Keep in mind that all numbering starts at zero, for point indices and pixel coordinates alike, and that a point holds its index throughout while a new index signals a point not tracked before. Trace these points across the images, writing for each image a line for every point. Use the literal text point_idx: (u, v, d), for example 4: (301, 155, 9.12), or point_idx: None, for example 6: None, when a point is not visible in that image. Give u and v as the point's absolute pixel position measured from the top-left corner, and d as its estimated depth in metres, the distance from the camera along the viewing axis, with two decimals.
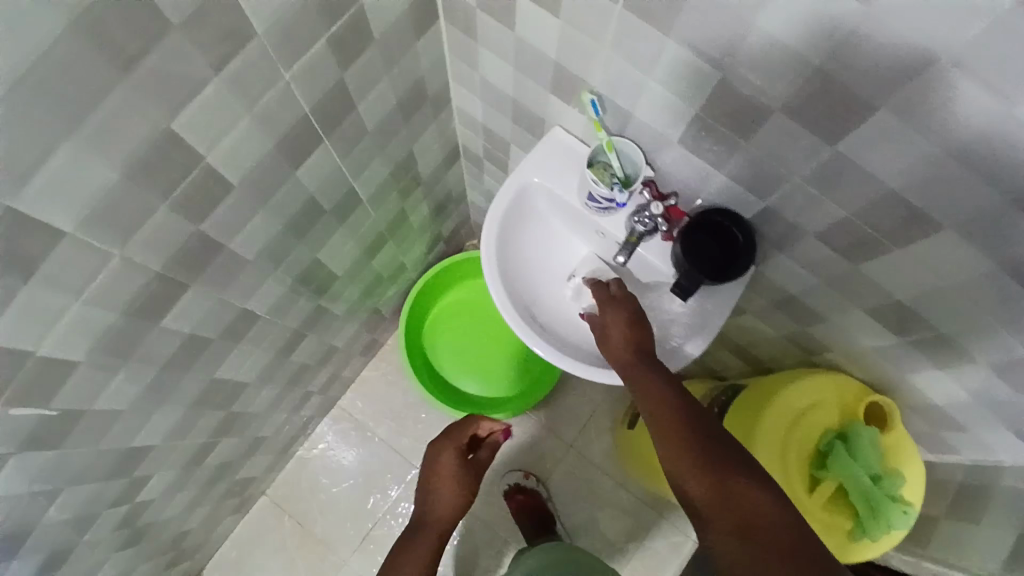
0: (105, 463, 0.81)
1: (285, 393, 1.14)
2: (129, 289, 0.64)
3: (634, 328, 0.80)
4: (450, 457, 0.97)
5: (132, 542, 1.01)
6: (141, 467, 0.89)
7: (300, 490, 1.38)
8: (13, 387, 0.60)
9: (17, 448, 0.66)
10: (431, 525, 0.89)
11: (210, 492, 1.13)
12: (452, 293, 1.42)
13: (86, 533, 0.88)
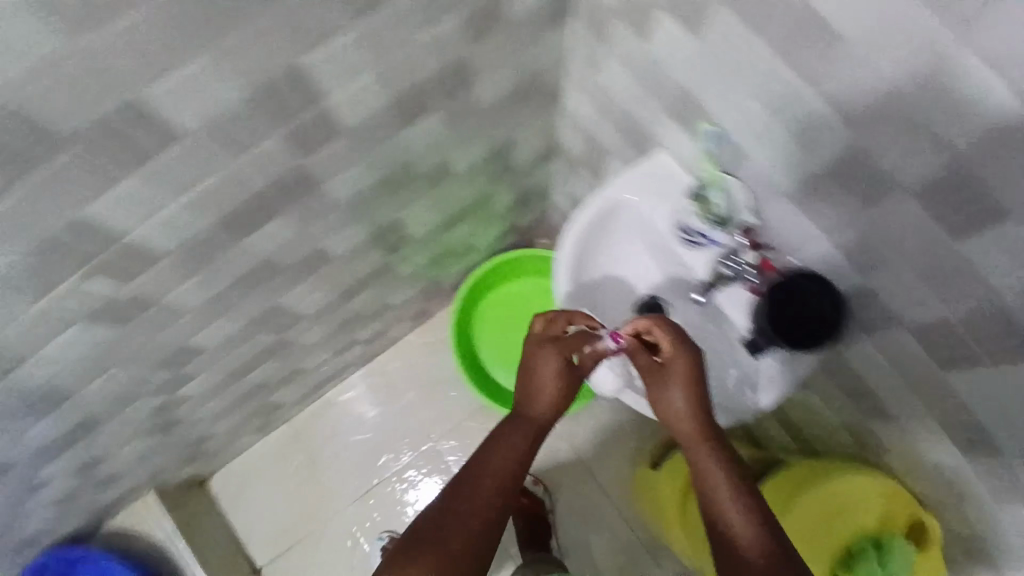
0: (157, 355, 0.85)
1: (331, 335, 1.16)
2: (228, 198, 0.67)
3: (698, 389, 0.76)
4: (553, 358, 0.80)
5: (159, 432, 1.06)
6: (190, 365, 0.92)
7: (319, 430, 1.41)
8: (103, 257, 0.63)
9: (90, 313, 0.69)
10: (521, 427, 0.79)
11: (242, 406, 1.17)
12: (513, 283, 1.41)
13: (125, 410, 0.93)
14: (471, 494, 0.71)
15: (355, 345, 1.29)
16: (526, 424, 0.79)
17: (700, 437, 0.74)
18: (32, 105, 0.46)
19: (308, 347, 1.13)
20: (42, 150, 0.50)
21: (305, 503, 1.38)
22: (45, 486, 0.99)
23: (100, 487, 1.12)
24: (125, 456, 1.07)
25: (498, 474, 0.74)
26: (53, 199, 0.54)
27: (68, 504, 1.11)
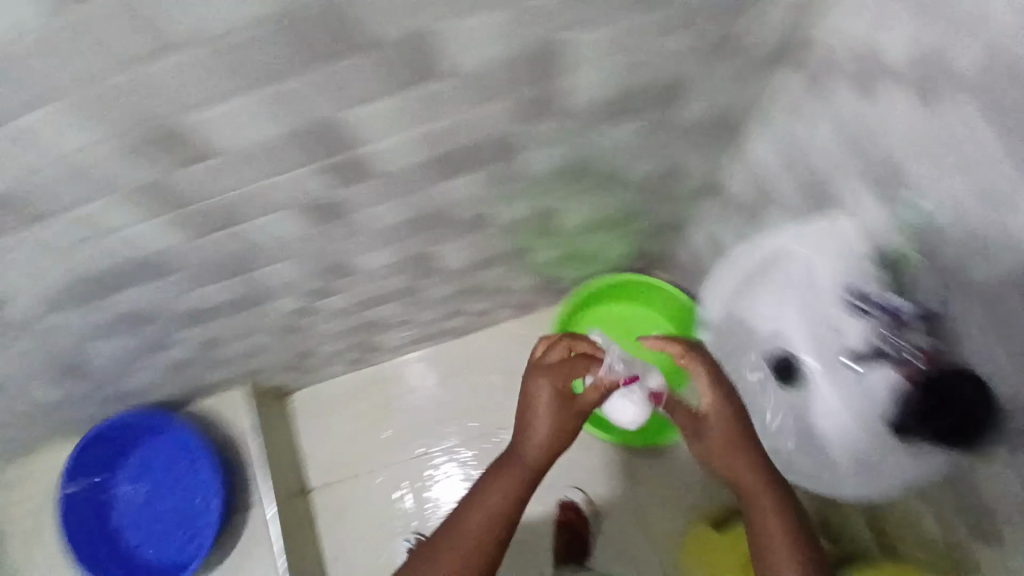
0: (318, 265, 0.91)
1: (448, 299, 1.21)
2: (446, 143, 0.71)
3: (732, 429, 0.81)
4: (545, 390, 0.87)
5: (275, 338, 1.13)
6: (339, 283, 0.99)
7: (402, 381, 1.47)
8: (333, 161, 0.67)
9: (298, 207, 0.74)
10: (520, 455, 0.85)
11: (352, 335, 1.23)
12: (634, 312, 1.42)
13: (264, 305, 0.97)
14: (485, 507, 0.82)
15: (460, 316, 1.33)
16: (521, 459, 0.85)
17: (738, 464, 0.79)
18: (353, 14, 0.49)
19: (425, 302, 1.18)
20: (332, 56, 0.52)
21: (367, 445, 1.44)
22: (167, 355, 1.07)
23: (203, 372, 1.19)
24: (244, 348, 1.15)
25: (511, 489, 0.83)
26: (317, 101, 0.57)
27: (174, 378, 1.18)
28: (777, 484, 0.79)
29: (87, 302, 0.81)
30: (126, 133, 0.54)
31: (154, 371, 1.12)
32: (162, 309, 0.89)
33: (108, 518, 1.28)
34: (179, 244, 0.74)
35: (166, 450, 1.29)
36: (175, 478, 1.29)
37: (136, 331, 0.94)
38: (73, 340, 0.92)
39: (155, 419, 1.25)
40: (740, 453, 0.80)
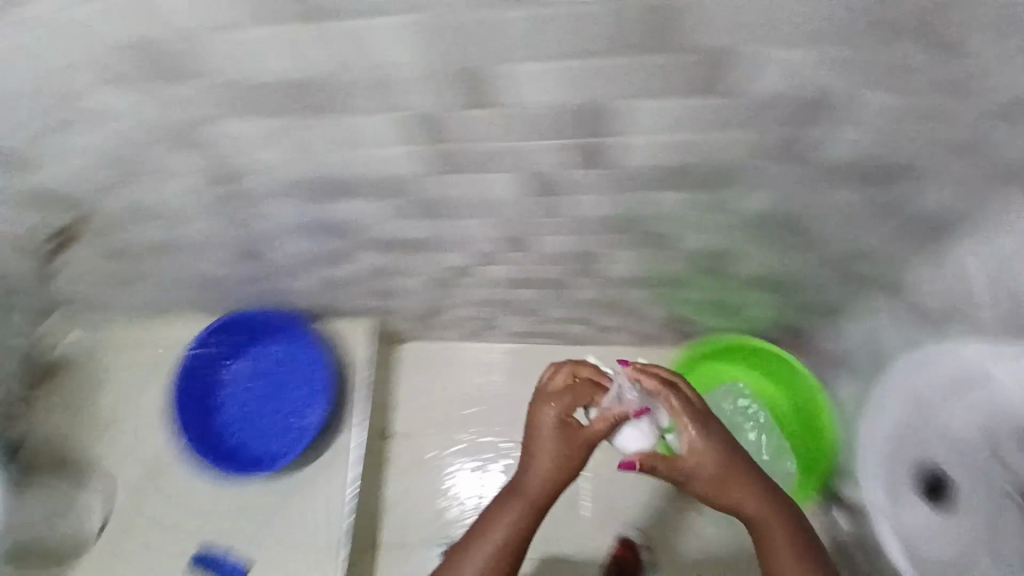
0: (499, 236, 0.95)
1: (581, 305, 1.23)
2: (679, 159, 0.73)
3: (726, 454, 0.84)
4: (551, 418, 0.87)
5: (417, 285, 1.18)
6: (505, 259, 1.03)
7: (502, 369, 1.50)
8: (584, 144, 0.70)
9: (526, 175, 0.77)
10: (522, 489, 0.85)
11: (482, 309, 1.28)
12: (793, 403, 1.32)
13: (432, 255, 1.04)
14: (504, 527, 0.83)
15: (581, 325, 1.34)
16: (528, 488, 0.85)
17: (736, 483, 0.84)
18: (684, 11, 0.53)
19: (560, 301, 1.21)
20: (647, 49, 0.56)
21: (452, 415, 1.49)
22: (325, 268, 1.14)
23: (343, 294, 1.27)
24: (388, 289, 1.22)
25: (526, 512, 0.84)
26: (608, 83, 0.61)
27: (315, 290, 1.26)
28: (768, 493, 0.85)
29: (297, 197, 0.88)
30: (440, 62, 0.58)
31: (306, 278, 1.20)
32: (348, 227, 0.95)
33: (206, 400, 1.33)
34: (403, 173, 0.78)
35: (280, 353, 1.36)
36: (281, 381, 1.36)
37: (319, 240, 1.02)
38: (262, 229, 1.00)
39: (284, 319, 1.33)
40: (737, 475, 0.84)
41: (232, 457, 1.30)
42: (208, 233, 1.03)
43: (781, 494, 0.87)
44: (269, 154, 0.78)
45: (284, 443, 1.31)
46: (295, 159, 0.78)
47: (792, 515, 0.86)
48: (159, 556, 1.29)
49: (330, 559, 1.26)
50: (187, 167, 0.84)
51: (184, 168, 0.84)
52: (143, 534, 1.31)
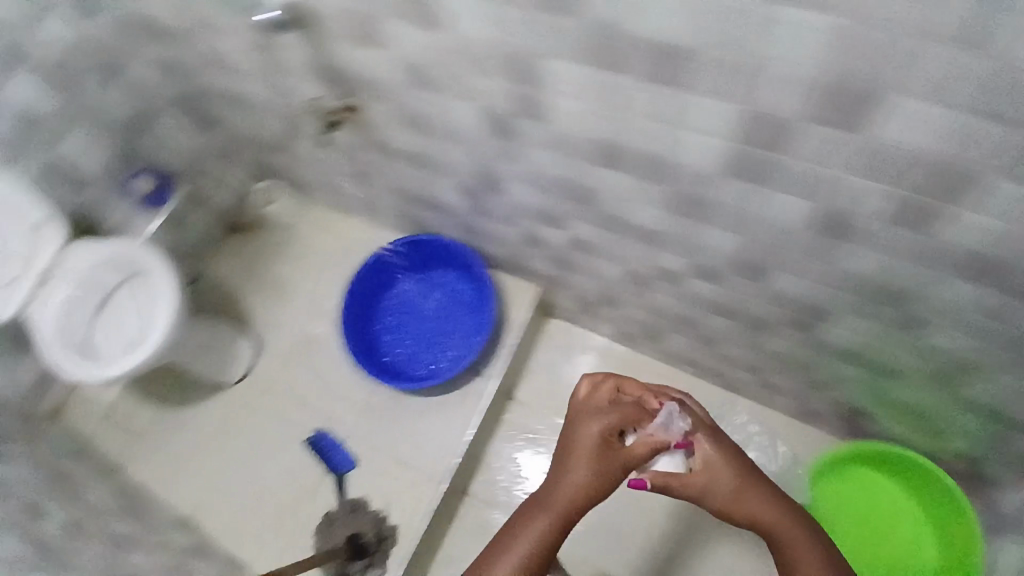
0: (728, 254, 0.90)
1: (763, 355, 1.15)
2: (1001, 246, 0.65)
3: (738, 472, 0.92)
4: (590, 434, 0.91)
5: (608, 272, 1.15)
6: (715, 278, 0.98)
7: (634, 379, 1.45)
8: (903, 199, 0.65)
9: (813, 208, 0.72)
10: (555, 500, 0.90)
11: (651, 315, 1.23)
12: (943, 552, 1.17)
13: (643, 247, 1.01)
14: (539, 530, 0.89)
15: (746, 373, 1.26)
16: (562, 497, 0.89)
17: (749, 491, 0.92)
18: None
19: (746, 343, 1.13)
20: None
21: None
22: (528, 224, 1.14)
23: (527, 249, 1.26)
24: (571, 260, 1.19)
25: (561, 518, 0.89)
26: (991, 147, 0.55)
27: (503, 236, 1.26)
28: (780, 504, 0.93)
29: (555, 155, 0.87)
30: (830, 69, 0.55)
31: (502, 225, 1.21)
32: (583, 191, 0.94)
33: (376, 300, 1.41)
34: (687, 165, 0.75)
35: (455, 291, 1.41)
36: (444, 314, 1.40)
37: (541, 194, 1.02)
38: (497, 170, 1.01)
39: (474, 266, 1.36)
40: (749, 486, 0.92)
41: (376, 359, 1.37)
42: (443, 157, 1.06)
43: (793, 507, 0.94)
44: (559, 107, 0.77)
45: (425, 369, 1.36)
46: (583, 120, 0.77)
47: (805, 523, 0.93)
48: (282, 424, 1.40)
49: (426, 487, 1.32)
50: (466, 95, 0.86)
51: (463, 95, 0.87)
52: (277, 398, 1.42)
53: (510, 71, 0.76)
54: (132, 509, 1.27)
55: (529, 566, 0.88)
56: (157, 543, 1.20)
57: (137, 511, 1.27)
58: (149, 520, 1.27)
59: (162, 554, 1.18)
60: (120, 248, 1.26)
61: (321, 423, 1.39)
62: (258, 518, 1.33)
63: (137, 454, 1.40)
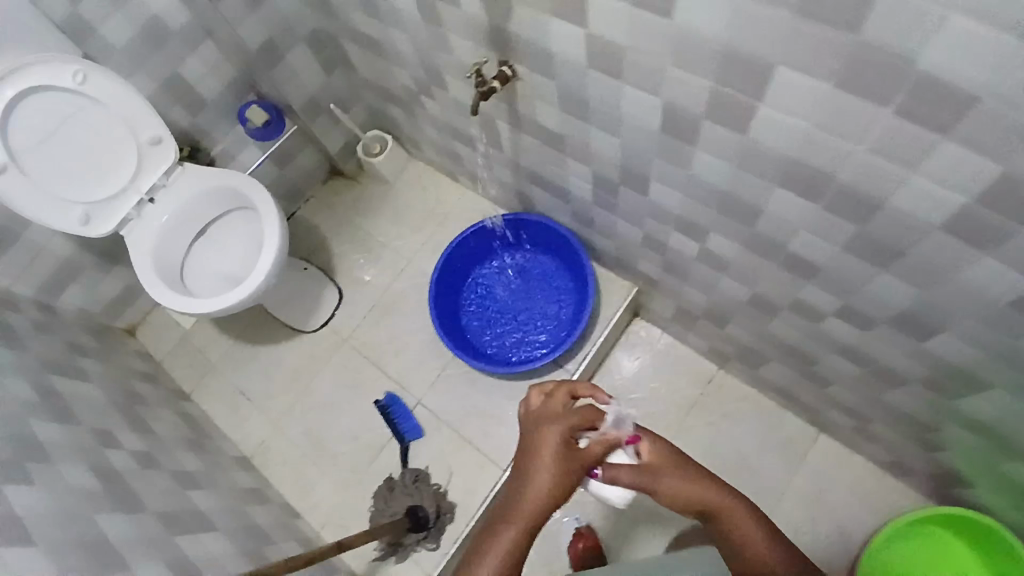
0: (893, 304, 0.83)
1: (870, 404, 1.10)
2: None
3: (679, 462, 0.90)
4: (551, 437, 0.85)
5: (728, 295, 1.09)
6: (862, 324, 0.91)
7: (717, 397, 1.40)
8: None
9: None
10: (520, 508, 0.81)
11: (757, 341, 1.18)
12: None
13: (789, 278, 0.94)
14: (510, 539, 0.79)
15: (841, 416, 1.22)
16: (528, 505, 0.81)
17: (694, 476, 0.89)
18: None
19: (860, 390, 1.08)
20: None
21: (648, 415, 1.41)
22: (652, 228, 1.09)
23: (639, 250, 1.20)
24: (690, 272, 1.13)
25: (531, 524, 0.81)
26: None
27: (614, 233, 1.21)
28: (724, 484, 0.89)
29: (719, 174, 0.83)
30: None
31: (618, 222, 1.16)
32: (743, 211, 0.87)
33: (474, 271, 1.40)
34: (896, 209, 0.68)
35: (555, 283, 1.36)
36: (538, 302, 1.36)
37: (689, 205, 0.95)
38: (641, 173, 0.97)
39: (582, 263, 1.32)
40: (691, 470, 0.90)
41: (461, 330, 1.35)
42: (580, 149, 1.03)
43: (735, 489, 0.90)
44: (741, 134, 0.74)
45: (508, 352, 1.33)
46: (767, 151, 0.74)
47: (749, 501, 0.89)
48: (354, 381, 1.39)
49: (491, 472, 1.27)
50: (638, 100, 0.83)
51: (634, 99, 0.84)
52: (354, 354, 1.42)
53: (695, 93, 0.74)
54: (200, 436, 1.30)
55: None
56: (220, 474, 1.22)
57: (204, 440, 1.29)
58: (214, 450, 1.29)
59: (224, 486, 1.19)
60: (232, 181, 1.25)
61: (392, 385, 1.37)
62: (318, 468, 1.33)
63: (208, 386, 1.45)
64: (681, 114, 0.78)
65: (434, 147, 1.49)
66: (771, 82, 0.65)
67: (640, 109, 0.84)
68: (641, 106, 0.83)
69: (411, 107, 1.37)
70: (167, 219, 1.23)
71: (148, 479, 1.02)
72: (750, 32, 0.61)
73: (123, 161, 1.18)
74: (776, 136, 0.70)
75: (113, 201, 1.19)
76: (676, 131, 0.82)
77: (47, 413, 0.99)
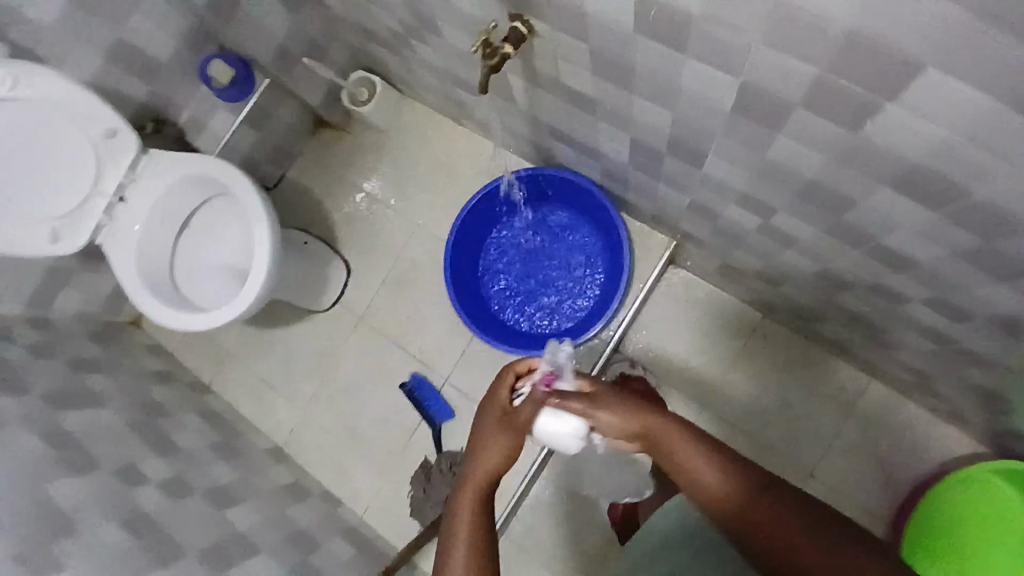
0: (1003, 309, 0.69)
1: (943, 368, 1.00)
2: None
3: (628, 402, 0.71)
4: (492, 412, 0.79)
5: (789, 264, 0.95)
6: (956, 318, 0.78)
7: (766, 345, 1.28)
8: None
9: None
10: (468, 484, 0.76)
11: (815, 303, 1.06)
12: None
13: (868, 269, 0.80)
14: (466, 516, 0.73)
15: (904, 369, 1.12)
16: (476, 481, 0.75)
17: (648, 414, 0.71)
18: None
19: (934, 357, 0.97)
20: None
21: (690, 371, 1.32)
22: (699, 196, 0.93)
23: (679, 210, 1.04)
24: (742, 241, 0.98)
25: (483, 497, 0.75)
26: None
27: (651, 193, 1.04)
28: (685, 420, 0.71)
29: (798, 164, 0.67)
30: None
31: (656, 182, 1.00)
32: (820, 202, 0.72)
33: (495, 232, 1.26)
34: None
35: (588, 249, 1.23)
36: (565, 270, 1.23)
37: (751, 186, 0.79)
38: (689, 142, 0.80)
39: (620, 231, 1.18)
40: (644, 407, 0.71)
41: (480, 300, 1.24)
42: (612, 114, 0.85)
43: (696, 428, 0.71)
44: (836, 134, 0.57)
45: (537, 327, 1.22)
46: (870, 154, 0.57)
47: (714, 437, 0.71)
48: (377, 362, 1.32)
49: None
50: (695, 79, 0.65)
51: (689, 76, 0.65)
52: (373, 335, 1.34)
53: (782, 79, 0.56)
54: (225, 436, 1.25)
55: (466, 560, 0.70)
56: (255, 477, 1.18)
57: (230, 439, 1.25)
58: (244, 449, 1.25)
59: (262, 491, 1.15)
60: (206, 169, 1.09)
61: (417, 366, 1.29)
62: (353, 454, 1.29)
63: (227, 375, 1.38)
64: (755, 102, 0.61)
65: (431, 89, 1.28)
66: (893, 88, 0.48)
67: (699, 87, 0.66)
68: (701, 83, 0.65)
69: (400, 49, 1.16)
70: (140, 227, 1.08)
71: (181, 514, 0.98)
72: (878, 33, 0.43)
73: (81, 163, 1.04)
74: (895, 138, 0.53)
75: (80, 210, 1.05)
76: (741, 115, 0.65)
77: (61, 467, 0.93)
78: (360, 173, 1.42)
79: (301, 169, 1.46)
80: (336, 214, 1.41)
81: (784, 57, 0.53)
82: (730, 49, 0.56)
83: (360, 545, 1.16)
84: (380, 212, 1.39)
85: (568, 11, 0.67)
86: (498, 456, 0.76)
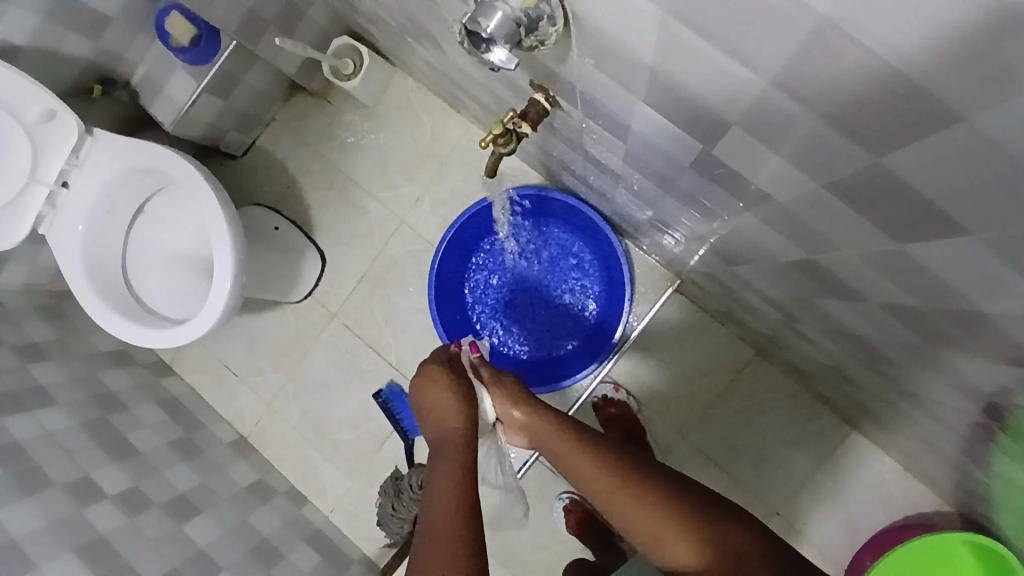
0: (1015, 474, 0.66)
1: (927, 454, 0.98)
2: None
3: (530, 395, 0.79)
4: (435, 370, 0.78)
5: (800, 341, 0.90)
6: (966, 446, 0.75)
7: (755, 385, 1.24)
8: None
9: None
10: (443, 445, 0.72)
11: (816, 369, 1.02)
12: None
13: (888, 381, 0.75)
14: (451, 473, 0.68)
15: (884, 436, 1.11)
16: (452, 441, 0.72)
17: (548, 408, 0.78)
18: None
19: (922, 445, 0.95)
20: None
21: (672, 398, 1.26)
22: (718, 269, 0.85)
23: (692, 264, 0.97)
24: (754, 309, 0.92)
25: (462, 454, 0.71)
26: None
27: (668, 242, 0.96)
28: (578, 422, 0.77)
29: (837, 306, 0.60)
30: None
31: (669, 236, 0.91)
32: (853, 332, 0.65)
33: (492, 240, 1.19)
34: None
35: (585, 282, 1.18)
36: (556, 294, 1.19)
37: (779, 292, 0.72)
38: (710, 235, 0.72)
39: (622, 274, 1.13)
40: (543, 404, 0.78)
41: (463, 310, 1.21)
42: (631, 186, 0.75)
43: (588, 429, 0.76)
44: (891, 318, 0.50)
45: (521, 349, 1.19)
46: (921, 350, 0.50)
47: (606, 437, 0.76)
48: (351, 363, 1.27)
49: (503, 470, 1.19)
50: (739, 215, 0.56)
51: (731, 209, 0.56)
52: (345, 333, 1.28)
53: (846, 259, 0.47)
54: (189, 431, 1.21)
55: (462, 498, 0.65)
56: (217, 479, 1.15)
57: (194, 434, 1.21)
58: (206, 444, 1.21)
59: (224, 495, 1.13)
60: (148, 158, 0.97)
61: (393, 374, 1.25)
62: (319, 453, 1.27)
63: (189, 356, 1.33)
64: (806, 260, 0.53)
65: (429, 77, 1.13)
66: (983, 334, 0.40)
67: (739, 217, 0.57)
68: (744, 216, 0.56)
69: (396, 38, 1.00)
70: (82, 228, 0.99)
71: (141, 534, 0.95)
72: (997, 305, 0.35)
73: (17, 151, 0.95)
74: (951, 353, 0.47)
75: (18, 203, 0.96)
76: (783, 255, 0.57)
77: (12, 487, 0.88)
78: (339, 152, 1.29)
79: (273, 137, 1.32)
80: (316, 195, 1.29)
81: (852, 247, 0.45)
82: (796, 217, 0.47)
83: (324, 551, 1.16)
84: (359, 201, 1.28)
85: (596, 109, 0.56)
86: (458, 414, 0.75)
